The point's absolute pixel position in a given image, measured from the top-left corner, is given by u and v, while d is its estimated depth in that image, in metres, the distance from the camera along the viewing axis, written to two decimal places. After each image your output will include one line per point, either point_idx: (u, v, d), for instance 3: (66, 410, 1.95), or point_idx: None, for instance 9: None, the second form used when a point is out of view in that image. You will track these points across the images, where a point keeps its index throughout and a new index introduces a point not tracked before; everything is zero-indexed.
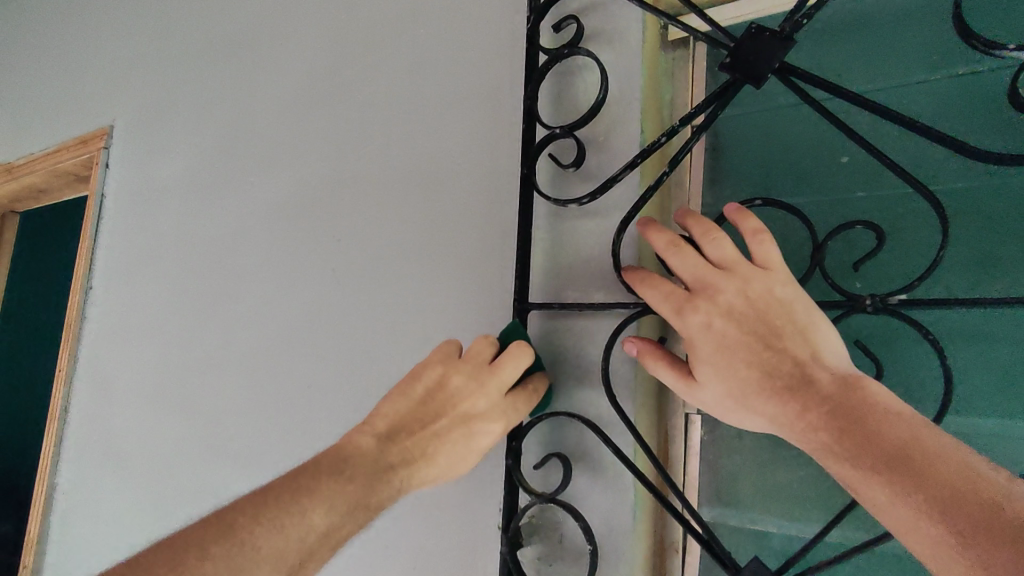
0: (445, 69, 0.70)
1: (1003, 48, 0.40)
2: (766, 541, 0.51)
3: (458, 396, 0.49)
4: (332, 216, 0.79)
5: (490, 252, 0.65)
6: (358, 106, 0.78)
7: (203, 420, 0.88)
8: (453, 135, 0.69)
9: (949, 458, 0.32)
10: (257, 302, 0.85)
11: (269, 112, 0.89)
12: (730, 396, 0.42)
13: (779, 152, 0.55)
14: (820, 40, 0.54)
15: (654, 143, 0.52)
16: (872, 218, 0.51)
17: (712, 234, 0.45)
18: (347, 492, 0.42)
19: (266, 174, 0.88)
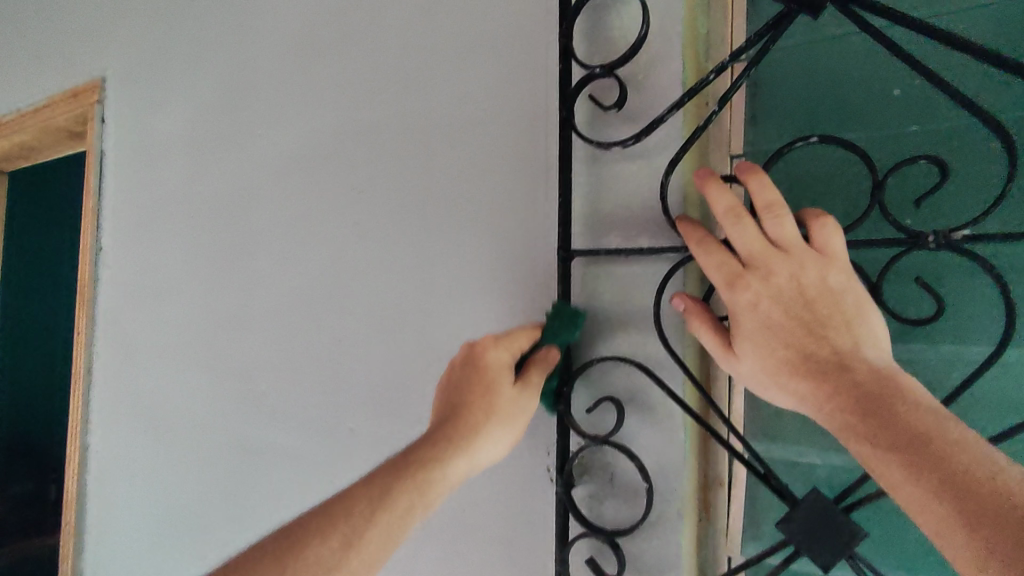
0: (467, 8, 0.67)
1: None
2: (813, 473, 0.54)
3: (479, 358, 0.53)
4: (354, 167, 0.76)
5: (525, 200, 0.64)
6: (371, 50, 0.75)
7: (236, 378, 0.89)
8: (479, 77, 0.66)
9: (971, 451, 0.34)
10: (280, 258, 0.84)
11: (274, 58, 0.86)
12: (765, 373, 0.44)
13: (828, 85, 0.53)
14: None
15: (703, 81, 0.50)
16: (925, 152, 0.50)
17: (775, 210, 0.44)
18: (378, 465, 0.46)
19: (277, 124, 0.85)
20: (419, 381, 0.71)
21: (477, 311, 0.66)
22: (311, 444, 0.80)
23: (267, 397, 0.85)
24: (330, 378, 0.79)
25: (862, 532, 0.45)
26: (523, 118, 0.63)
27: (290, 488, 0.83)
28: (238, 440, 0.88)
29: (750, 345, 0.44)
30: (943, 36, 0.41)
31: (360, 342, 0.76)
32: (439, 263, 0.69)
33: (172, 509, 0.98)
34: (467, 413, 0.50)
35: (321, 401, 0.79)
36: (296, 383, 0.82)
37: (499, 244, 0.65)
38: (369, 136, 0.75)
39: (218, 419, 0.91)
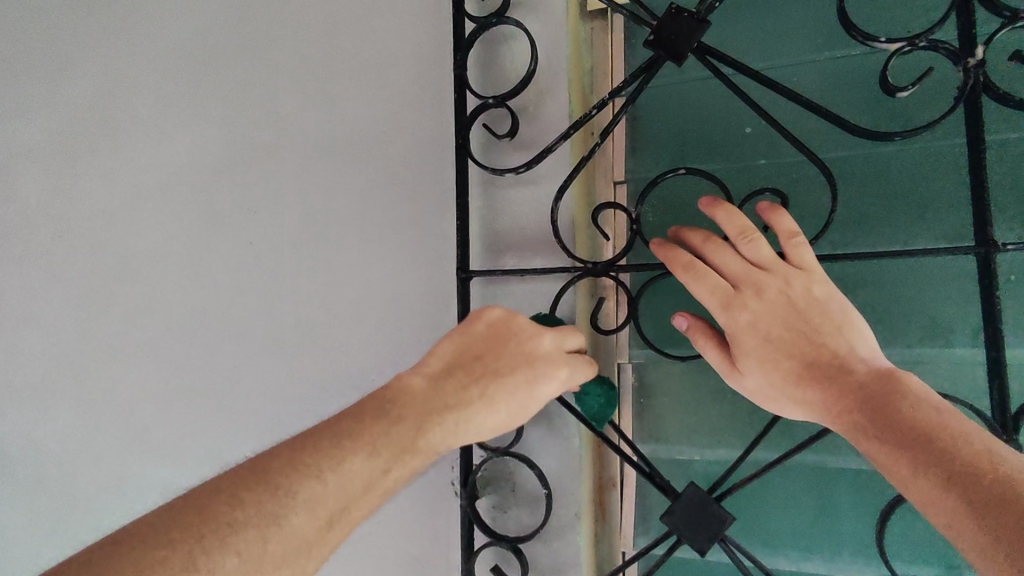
0: (365, 35, 0.68)
1: (878, 40, 0.48)
2: (690, 468, 0.60)
3: (526, 334, 0.48)
4: (243, 185, 0.74)
5: (427, 225, 0.68)
6: (262, 66, 0.73)
7: (106, 412, 0.81)
8: (379, 104, 0.68)
9: (971, 441, 0.38)
10: (157, 282, 0.79)
11: (143, 64, 0.79)
12: (771, 385, 0.47)
13: (694, 122, 0.60)
14: (724, 21, 0.60)
15: (586, 115, 0.54)
16: (772, 181, 0.58)
17: (748, 235, 0.49)
18: (393, 434, 0.42)
19: (150, 138, 0.79)
20: (319, 402, 0.71)
21: (383, 331, 0.68)
22: (201, 478, 0.76)
23: (149, 431, 0.79)
24: (224, 407, 0.75)
25: (728, 518, 0.50)
26: (425, 144, 0.67)
27: (178, 526, 0.78)
28: (113, 480, 0.81)
29: (754, 360, 0.48)
30: (774, 85, 0.50)
31: (256, 368, 0.73)
32: (339, 285, 0.70)
33: (32, 562, 0.88)
34: (482, 384, 0.46)
35: (214, 431, 0.76)
36: (185, 414, 0.77)
37: (403, 265, 0.68)
38: (259, 154, 0.73)
39: (88, 459, 0.83)
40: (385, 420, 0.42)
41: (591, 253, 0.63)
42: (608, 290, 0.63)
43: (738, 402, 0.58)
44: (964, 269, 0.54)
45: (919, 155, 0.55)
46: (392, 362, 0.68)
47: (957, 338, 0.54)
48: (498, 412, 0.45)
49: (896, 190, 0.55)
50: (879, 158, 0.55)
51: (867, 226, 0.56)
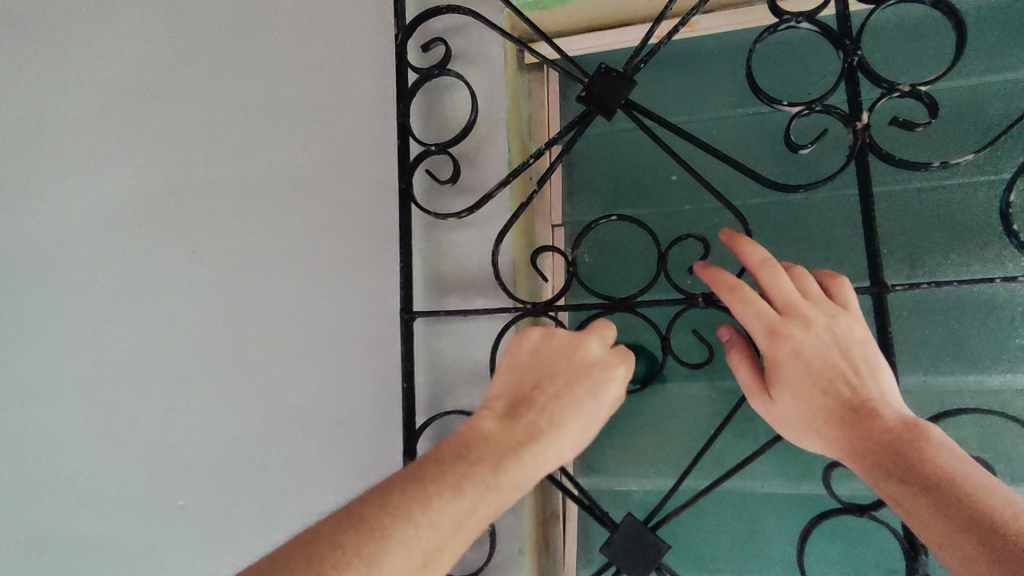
0: (307, 81, 0.69)
1: (780, 103, 0.53)
2: (630, 496, 0.68)
3: (570, 348, 0.47)
4: (176, 222, 0.72)
5: (367, 266, 0.67)
6: (197, 107, 0.72)
7: (22, 462, 0.77)
8: (320, 148, 0.69)
9: (999, 497, 0.38)
10: (83, 319, 0.75)
11: (61, 100, 0.76)
12: (798, 415, 0.47)
13: (625, 170, 0.67)
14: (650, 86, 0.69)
15: (525, 163, 0.57)
16: (696, 227, 0.65)
17: (796, 272, 0.51)
18: (475, 468, 0.40)
19: (70, 176, 0.76)
20: (257, 447, 0.69)
21: (323, 374, 0.68)
22: (129, 527, 0.73)
23: (71, 483, 0.76)
24: (154, 456, 0.73)
25: (652, 540, 0.55)
26: (364, 186, 0.68)
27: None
28: (30, 527, 0.77)
29: (788, 392, 0.47)
30: (694, 139, 0.54)
31: (191, 414, 0.72)
32: (280, 328, 0.69)
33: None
34: (547, 411, 0.44)
35: (143, 481, 0.73)
36: (110, 464, 0.74)
37: (344, 309, 0.68)
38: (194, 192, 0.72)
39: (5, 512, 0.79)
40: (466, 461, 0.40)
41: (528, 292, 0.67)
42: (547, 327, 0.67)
43: (669, 429, 0.67)
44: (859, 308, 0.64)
45: (814, 206, 0.65)
46: (333, 404, 0.67)
47: None
48: (571, 433, 0.44)
49: (799, 237, 0.65)
50: (779, 209, 0.66)
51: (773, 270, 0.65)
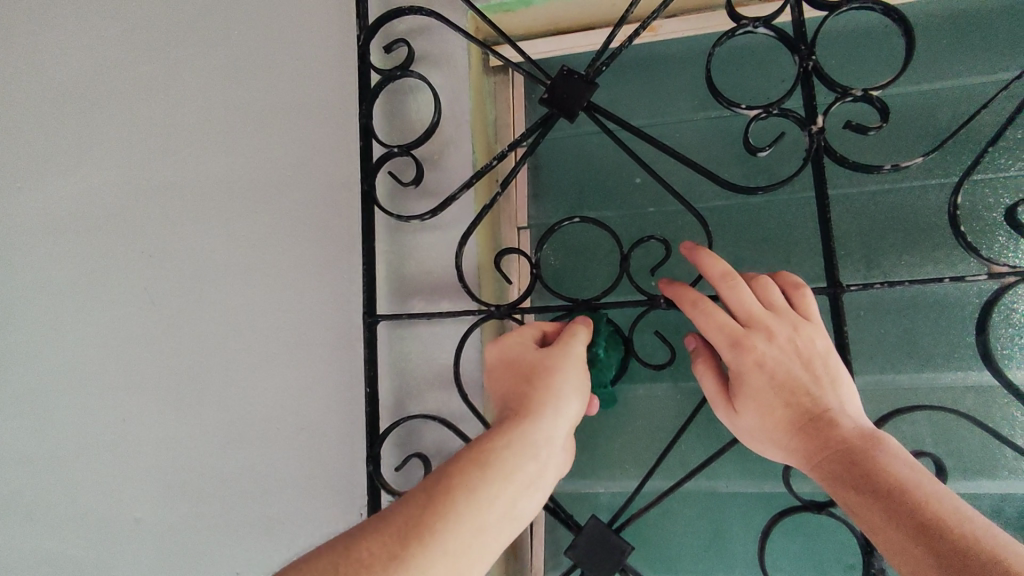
0: (427, 96, 0.74)
1: (872, 95, 0.55)
2: (754, 489, 0.67)
3: (811, 333, 0.51)
4: (280, 220, 0.74)
5: (483, 268, 0.72)
6: (305, 111, 0.74)
7: (145, 463, 0.78)
8: (438, 157, 0.73)
9: (943, 506, 0.40)
10: (189, 312, 0.77)
11: (184, 104, 0.77)
12: (764, 427, 0.50)
13: (736, 167, 0.72)
14: (761, 78, 0.69)
15: (678, 159, 0.60)
16: (805, 222, 0.69)
17: (797, 287, 0.54)
18: (848, 429, 0.47)
19: (189, 176, 0.77)
20: (358, 440, 0.71)
21: (439, 371, 0.70)
22: (223, 517, 0.75)
23: (181, 483, 0.76)
24: (257, 456, 0.74)
25: (771, 532, 0.55)
26: (474, 191, 0.72)
27: (199, 566, 0.76)
28: (132, 517, 0.78)
29: (751, 403, 0.51)
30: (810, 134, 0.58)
31: (295, 411, 0.73)
32: (394, 328, 0.71)
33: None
34: (829, 388, 0.49)
35: (244, 481, 0.74)
36: (212, 463, 0.75)
37: (461, 308, 0.71)
38: (300, 193, 0.74)
39: (125, 511, 0.78)
40: (837, 425, 0.47)
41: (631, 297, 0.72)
42: (662, 320, 0.70)
43: None
44: (966, 306, 0.64)
45: (922, 201, 0.66)
46: (450, 401, 0.70)
47: (968, 360, 0.63)
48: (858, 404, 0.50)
49: (904, 234, 0.66)
50: (893, 200, 0.66)
51: (883, 266, 0.66)
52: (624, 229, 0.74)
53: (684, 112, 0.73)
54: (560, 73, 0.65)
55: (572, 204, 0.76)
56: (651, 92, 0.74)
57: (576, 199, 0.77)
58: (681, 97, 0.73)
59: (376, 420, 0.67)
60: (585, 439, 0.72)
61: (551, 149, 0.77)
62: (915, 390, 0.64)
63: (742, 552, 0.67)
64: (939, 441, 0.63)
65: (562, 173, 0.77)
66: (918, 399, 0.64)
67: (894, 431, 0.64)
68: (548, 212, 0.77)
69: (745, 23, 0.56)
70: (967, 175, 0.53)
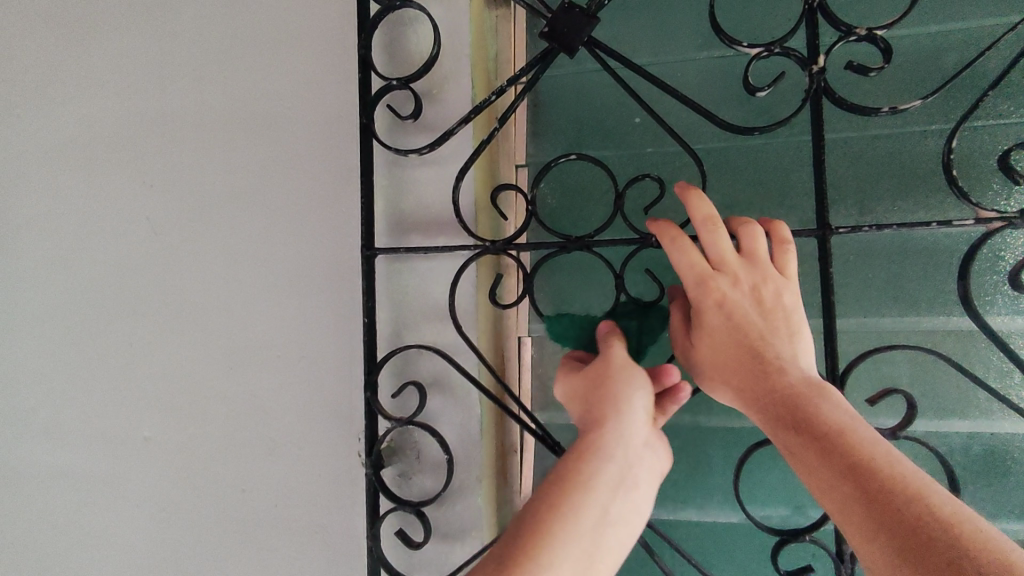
0: (426, 27, 0.73)
1: (873, 31, 0.55)
2: (734, 424, 0.70)
3: (776, 285, 0.53)
4: (281, 152, 0.76)
5: (479, 205, 0.72)
6: (308, 43, 0.74)
7: (153, 385, 0.81)
8: (437, 91, 0.72)
9: (878, 453, 0.42)
10: (193, 242, 0.79)
11: (189, 37, 0.78)
12: (713, 365, 0.53)
13: (736, 108, 0.71)
14: (766, 14, 0.68)
15: (676, 95, 0.61)
16: (801, 165, 0.70)
17: (776, 240, 0.56)
18: (794, 375, 0.49)
19: (194, 107, 0.78)
20: (354, 368, 0.74)
21: (434, 303, 0.72)
22: (227, 438, 0.79)
23: (187, 403, 0.80)
24: (259, 379, 0.77)
25: (746, 461, 0.58)
26: (473, 125, 0.71)
27: (203, 484, 0.80)
28: (143, 435, 0.82)
29: (705, 340, 0.53)
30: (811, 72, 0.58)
31: (297, 340, 0.76)
32: (392, 261, 0.73)
33: (40, 520, 0.87)
34: (783, 338, 0.52)
35: (246, 403, 0.78)
36: (217, 385, 0.79)
37: (456, 244, 0.72)
38: (301, 125, 0.75)
39: (135, 430, 0.82)
40: (784, 371, 0.49)
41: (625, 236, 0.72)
42: (654, 262, 0.71)
43: None
44: (953, 253, 0.65)
45: (919, 146, 0.65)
46: (445, 332, 0.72)
47: (950, 304, 0.65)
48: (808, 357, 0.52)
49: (898, 179, 0.66)
50: (889, 145, 0.66)
51: (875, 211, 0.66)
52: (621, 169, 0.75)
53: (687, 49, 0.72)
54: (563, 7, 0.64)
55: (571, 142, 0.76)
56: (655, 28, 0.73)
57: (574, 137, 0.76)
58: (685, 34, 0.72)
59: (372, 349, 0.69)
60: None
61: (551, 86, 0.77)
62: (896, 333, 0.66)
63: (719, 483, 0.71)
64: (914, 382, 0.66)
65: (561, 111, 0.77)
66: (898, 342, 0.66)
67: (872, 372, 0.67)
68: (547, 150, 0.77)
69: None
70: (962, 121, 0.53)
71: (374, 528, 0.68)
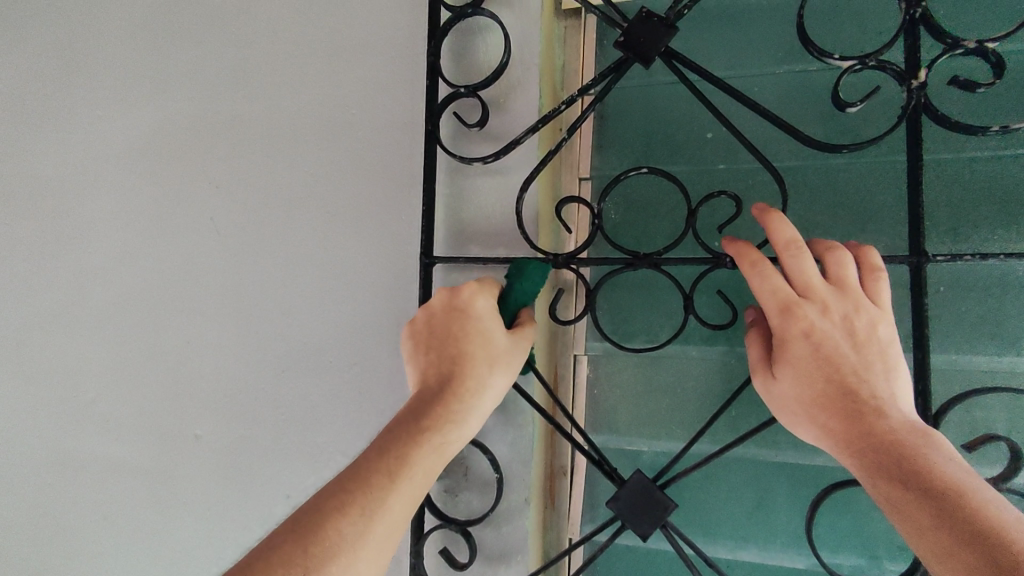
0: (495, 35, 0.72)
1: (982, 44, 0.51)
2: (806, 461, 0.65)
3: (871, 319, 0.49)
4: (343, 157, 0.76)
5: (542, 217, 0.71)
6: (375, 50, 0.74)
7: (206, 383, 0.82)
8: (503, 99, 0.71)
9: (1004, 514, 0.37)
10: (252, 242, 0.80)
11: (258, 44, 0.79)
12: (799, 400, 0.49)
13: (817, 126, 0.67)
14: (854, 27, 0.64)
15: (760, 110, 0.58)
16: (888, 188, 0.65)
17: (872, 271, 0.52)
18: (891, 419, 0.45)
19: (260, 111, 0.80)
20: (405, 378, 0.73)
21: None
22: (276, 440, 0.79)
23: (237, 403, 0.80)
24: (310, 383, 0.77)
25: (823, 502, 0.55)
26: (539, 136, 0.70)
27: (251, 485, 0.80)
28: (193, 433, 0.83)
29: (789, 371, 0.50)
30: (909, 89, 0.54)
31: (349, 346, 0.75)
32: (448, 270, 0.72)
33: (89, 512, 0.88)
34: (879, 377, 0.48)
35: (295, 406, 0.77)
36: (268, 388, 0.79)
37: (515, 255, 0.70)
38: (365, 131, 0.75)
39: (185, 427, 0.83)
40: (883, 414, 0.45)
41: (694, 254, 0.69)
42: (725, 284, 0.68)
43: None
44: None
45: (1023, 172, 0.60)
46: None
47: None
48: (907, 400, 0.48)
49: (1001, 206, 0.61)
50: (992, 169, 0.61)
51: (973, 240, 0.61)
52: (690, 186, 0.72)
53: (765, 63, 0.69)
54: (639, 18, 0.61)
55: (639, 155, 0.74)
56: (733, 39, 0.70)
57: (643, 150, 0.74)
58: (765, 47, 0.69)
59: None
60: (631, 395, 0.72)
61: (619, 98, 0.74)
62: (993, 374, 0.60)
63: (785, 524, 0.66)
64: (1013, 430, 0.60)
65: (630, 123, 0.74)
66: (995, 384, 0.60)
67: (964, 416, 0.61)
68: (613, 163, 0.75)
69: None
70: None
71: (419, 544, 0.66)
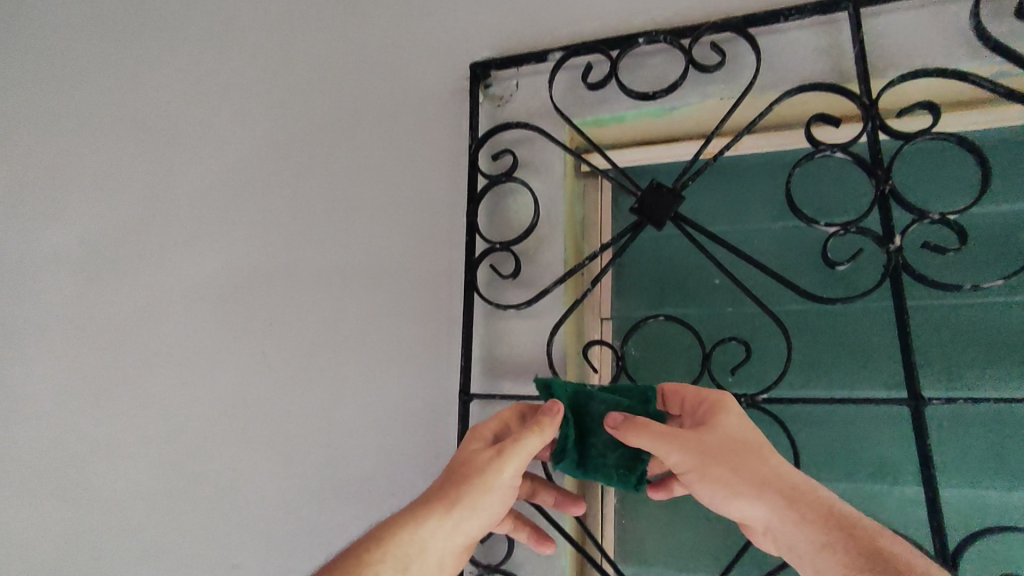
0: (524, 197, 0.83)
1: (945, 215, 0.61)
2: None
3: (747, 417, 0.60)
4: (387, 301, 0.85)
5: (569, 355, 0.78)
6: (419, 209, 0.86)
7: (247, 510, 0.86)
8: (531, 252, 0.81)
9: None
10: (299, 375, 0.87)
11: (316, 202, 0.92)
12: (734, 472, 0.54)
13: (811, 275, 0.76)
14: (834, 195, 0.75)
15: (759, 266, 0.67)
16: (883, 331, 0.72)
17: None
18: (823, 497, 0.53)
19: (314, 259, 0.90)
20: None
21: None
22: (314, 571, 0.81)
23: (277, 531, 0.84)
24: (349, 512, 0.81)
25: None
26: (565, 285, 0.79)
27: None
28: (232, 562, 0.85)
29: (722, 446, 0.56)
30: (886, 250, 0.63)
31: (388, 476, 0.80)
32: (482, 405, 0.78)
33: None
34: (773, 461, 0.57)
35: (334, 536, 0.81)
36: (308, 517, 0.83)
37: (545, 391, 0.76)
38: (408, 278, 0.85)
39: (224, 556, 0.86)
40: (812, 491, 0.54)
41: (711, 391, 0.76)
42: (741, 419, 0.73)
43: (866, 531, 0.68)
44: None
45: (1003, 318, 0.67)
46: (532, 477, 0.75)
47: None
48: None
49: (988, 349, 0.67)
50: (975, 316, 0.68)
51: (966, 380, 0.67)
52: (703, 327, 0.79)
53: (761, 220, 0.79)
54: (650, 189, 0.72)
55: (654, 299, 0.82)
56: (732, 200, 0.81)
57: (657, 295, 0.82)
58: (760, 207, 0.79)
59: None
60: (659, 526, 0.75)
61: (634, 249, 0.84)
62: (1004, 508, 0.64)
63: None
64: None
65: (645, 270, 0.84)
66: (1008, 517, 0.64)
67: (985, 550, 0.64)
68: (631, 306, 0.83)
69: (824, 148, 0.65)
70: None
71: None
